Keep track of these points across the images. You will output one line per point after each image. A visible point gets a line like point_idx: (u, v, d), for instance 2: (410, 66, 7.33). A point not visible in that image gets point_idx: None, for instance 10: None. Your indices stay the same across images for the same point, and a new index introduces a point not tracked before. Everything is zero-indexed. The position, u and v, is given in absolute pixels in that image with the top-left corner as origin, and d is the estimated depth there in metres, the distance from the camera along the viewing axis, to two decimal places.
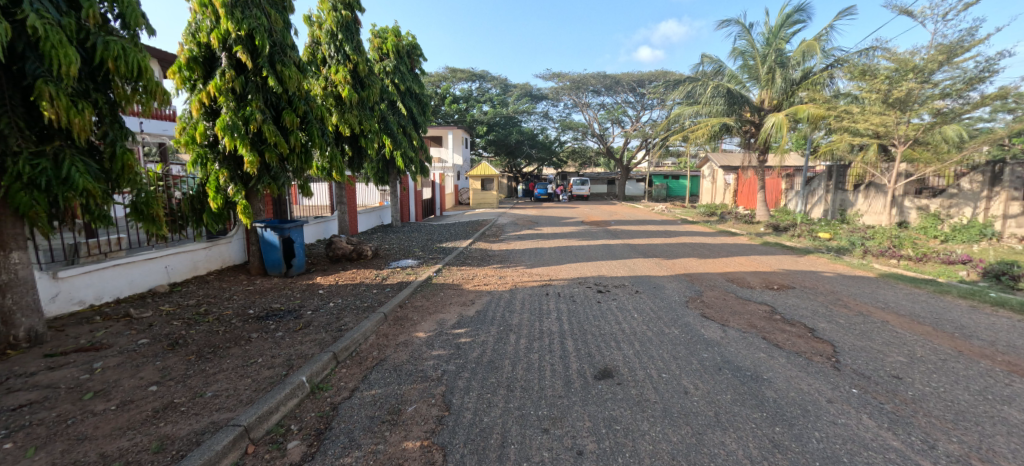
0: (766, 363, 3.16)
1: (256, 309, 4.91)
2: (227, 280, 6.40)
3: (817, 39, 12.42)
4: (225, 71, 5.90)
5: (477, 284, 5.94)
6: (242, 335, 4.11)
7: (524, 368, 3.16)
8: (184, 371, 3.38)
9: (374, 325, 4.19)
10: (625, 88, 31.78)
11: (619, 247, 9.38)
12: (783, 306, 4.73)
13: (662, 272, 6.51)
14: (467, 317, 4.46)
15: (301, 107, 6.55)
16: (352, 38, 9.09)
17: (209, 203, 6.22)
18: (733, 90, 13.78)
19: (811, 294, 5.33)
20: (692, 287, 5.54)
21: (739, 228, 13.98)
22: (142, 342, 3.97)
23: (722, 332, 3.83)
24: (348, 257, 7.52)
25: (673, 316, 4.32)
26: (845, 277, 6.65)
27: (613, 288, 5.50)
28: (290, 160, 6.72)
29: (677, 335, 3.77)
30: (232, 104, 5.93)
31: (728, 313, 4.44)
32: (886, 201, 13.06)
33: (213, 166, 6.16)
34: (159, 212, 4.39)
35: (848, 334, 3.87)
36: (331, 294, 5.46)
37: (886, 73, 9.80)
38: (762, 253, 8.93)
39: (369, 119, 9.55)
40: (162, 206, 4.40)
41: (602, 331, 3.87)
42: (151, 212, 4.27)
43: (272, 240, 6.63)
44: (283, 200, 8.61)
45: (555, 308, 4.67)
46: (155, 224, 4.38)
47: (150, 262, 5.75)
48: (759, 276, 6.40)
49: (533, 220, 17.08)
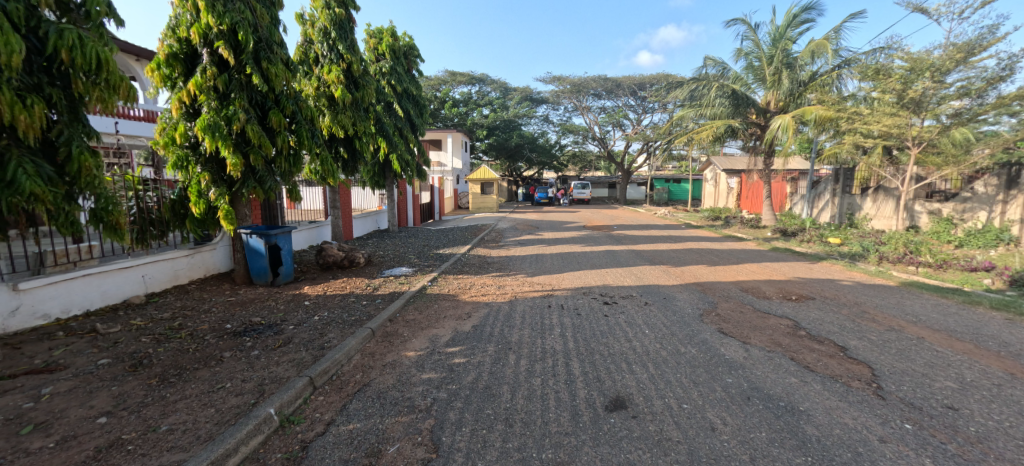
0: (799, 390, 2.79)
1: (234, 324, 4.52)
2: (209, 290, 6.02)
3: (826, 38, 12.08)
4: (206, 67, 5.57)
5: (474, 294, 5.55)
6: (214, 354, 3.72)
7: (524, 397, 2.78)
8: (142, 399, 2.99)
9: (360, 343, 3.81)
10: (626, 91, 31.51)
11: (623, 254, 9.02)
12: (807, 320, 4.35)
13: (671, 281, 6.12)
14: (462, 333, 4.07)
15: (288, 107, 6.21)
16: (345, 36, 8.77)
17: (191, 208, 5.89)
18: (738, 92, 13.45)
19: (834, 306, 4.93)
20: (705, 298, 5.15)
21: (746, 233, 13.57)
22: (103, 363, 3.59)
23: (746, 352, 3.44)
24: (339, 265, 7.14)
25: (689, 332, 3.94)
26: (865, 286, 6.26)
27: (620, 299, 5.12)
28: (278, 162, 6.37)
29: (696, 355, 3.38)
30: (214, 103, 5.59)
31: (748, 329, 4.05)
32: (896, 205, 12.71)
33: (195, 168, 5.81)
34: (121, 220, 3.92)
35: (885, 354, 3.48)
36: (318, 306, 5.08)
37: (900, 72, 9.46)
38: (773, 260, 8.56)
39: (364, 120, 9.18)
40: (125, 213, 3.93)
41: (612, 351, 3.48)
42: (111, 219, 3.80)
43: (257, 247, 6.26)
44: (273, 204, 8.29)
45: (559, 322, 4.29)
46: (118, 233, 3.92)
47: (126, 272, 5.37)
48: (775, 285, 6.01)
49: (534, 225, 16.68)
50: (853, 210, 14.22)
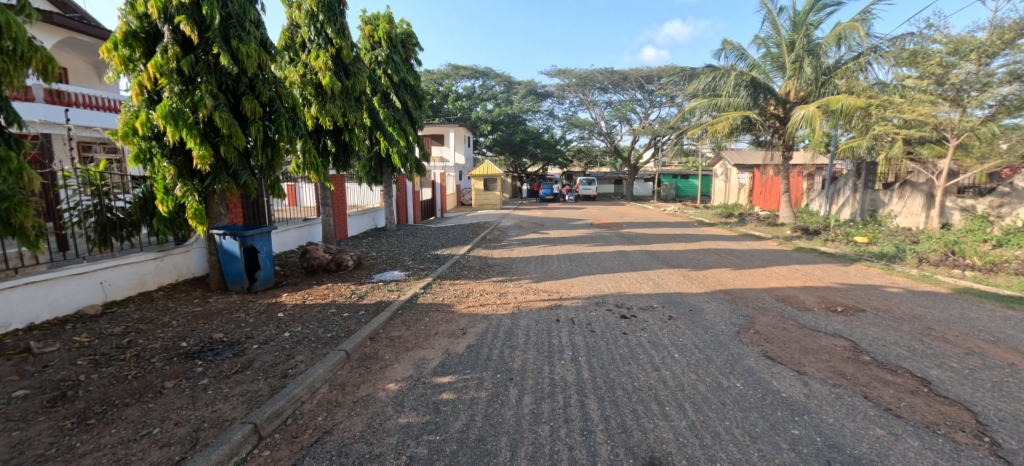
0: (894, 449, 2.12)
1: (191, 342, 3.88)
2: (177, 298, 5.38)
3: (853, 20, 11.22)
4: (168, 47, 4.97)
5: (471, 304, 4.88)
6: (154, 384, 3.09)
7: (528, 457, 2.11)
8: (43, 451, 2.35)
9: (328, 371, 3.14)
10: (633, 84, 30.49)
11: (637, 255, 8.30)
12: (864, 339, 3.66)
13: (695, 288, 5.41)
14: (454, 356, 3.41)
15: (264, 93, 5.59)
16: (335, 19, 8.04)
17: (158, 206, 5.32)
18: (757, 81, 12.60)
19: (892, 321, 4.21)
20: (738, 310, 4.45)
21: (764, 232, 12.79)
22: (19, 395, 2.95)
23: (807, 388, 2.75)
24: (325, 268, 6.54)
25: (728, 357, 3.23)
26: (914, 294, 5.50)
27: (640, 312, 4.41)
28: (254, 154, 5.74)
29: (745, 392, 2.68)
30: (177, 88, 5.01)
31: (798, 352, 3.36)
32: (925, 201, 11.77)
33: (160, 162, 5.26)
34: (31, 223, 2.90)
35: (983, 391, 2.77)
36: (293, 319, 4.43)
37: (940, 57, 8.68)
38: (800, 262, 7.78)
39: (356, 111, 8.48)
40: (36, 214, 2.91)
41: (637, 385, 2.81)
42: (17, 223, 2.80)
43: (231, 249, 5.61)
44: (257, 202, 7.67)
45: (569, 342, 3.61)
46: (28, 241, 2.91)
47: (80, 278, 4.74)
48: (814, 292, 5.27)
49: (538, 222, 15.93)
50: (876, 207, 13.33)
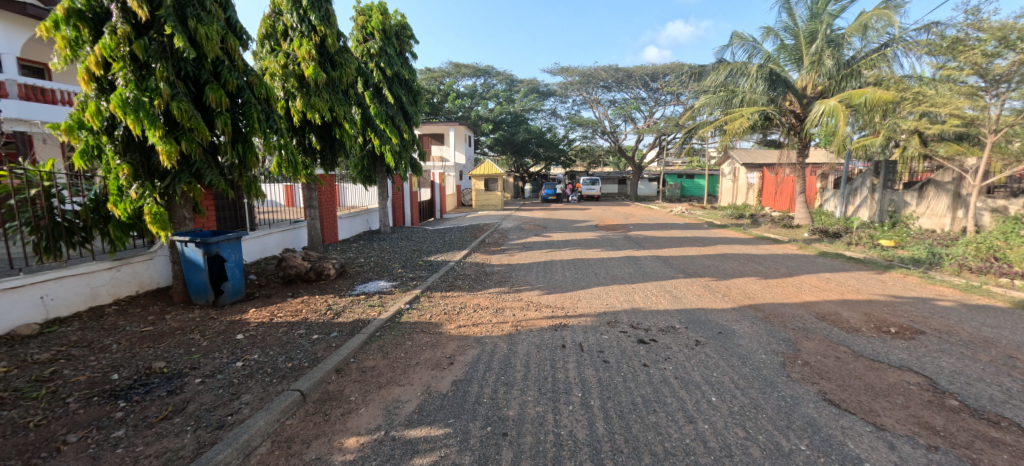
0: None
1: (125, 374, 3.24)
2: (132, 314, 4.75)
3: (878, 8, 10.44)
4: (117, 27, 4.33)
5: (462, 324, 4.20)
6: (56, 438, 2.44)
7: None
8: None
9: (274, 422, 2.49)
10: (638, 82, 29.77)
11: (649, 261, 7.63)
12: (941, 374, 2.97)
13: (720, 303, 4.72)
14: (434, 398, 2.75)
15: (231, 81, 4.94)
16: (319, 5, 7.39)
17: (111, 209, 4.68)
18: (774, 74, 11.84)
19: (962, 346, 3.53)
20: (776, 332, 3.78)
21: (779, 234, 12.07)
22: None
23: (896, 454, 2.08)
24: (304, 278, 5.88)
25: (780, 402, 2.56)
26: (970, 309, 4.81)
27: (660, 335, 3.74)
28: (222, 151, 5.10)
29: (815, 460, 2.02)
30: (130, 74, 4.38)
31: (866, 394, 2.68)
32: (951, 202, 10.95)
33: (112, 159, 4.59)
34: None
35: None
36: (253, 343, 3.80)
37: (980, 45, 7.89)
38: (828, 269, 7.06)
39: (343, 104, 7.84)
40: None
41: (669, 447, 2.14)
42: None
43: (193, 258, 4.95)
44: (234, 203, 7.06)
45: (578, 378, 2.94)
46: None
47: (15, 292, 4.11)
48: (857, 308, 4.57)
49: (541, 224, 15.23)
50: (897, 207, 12.49)
